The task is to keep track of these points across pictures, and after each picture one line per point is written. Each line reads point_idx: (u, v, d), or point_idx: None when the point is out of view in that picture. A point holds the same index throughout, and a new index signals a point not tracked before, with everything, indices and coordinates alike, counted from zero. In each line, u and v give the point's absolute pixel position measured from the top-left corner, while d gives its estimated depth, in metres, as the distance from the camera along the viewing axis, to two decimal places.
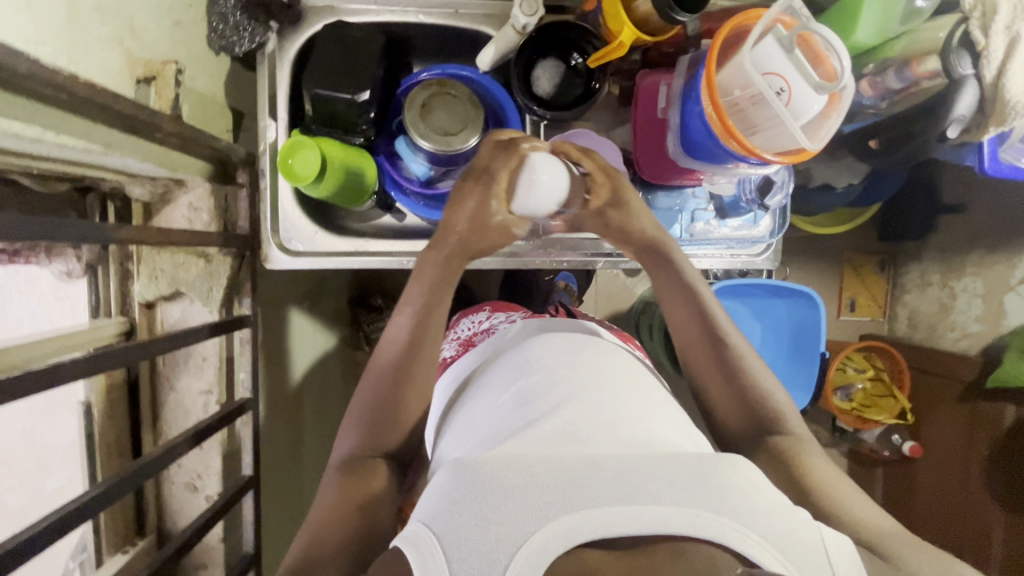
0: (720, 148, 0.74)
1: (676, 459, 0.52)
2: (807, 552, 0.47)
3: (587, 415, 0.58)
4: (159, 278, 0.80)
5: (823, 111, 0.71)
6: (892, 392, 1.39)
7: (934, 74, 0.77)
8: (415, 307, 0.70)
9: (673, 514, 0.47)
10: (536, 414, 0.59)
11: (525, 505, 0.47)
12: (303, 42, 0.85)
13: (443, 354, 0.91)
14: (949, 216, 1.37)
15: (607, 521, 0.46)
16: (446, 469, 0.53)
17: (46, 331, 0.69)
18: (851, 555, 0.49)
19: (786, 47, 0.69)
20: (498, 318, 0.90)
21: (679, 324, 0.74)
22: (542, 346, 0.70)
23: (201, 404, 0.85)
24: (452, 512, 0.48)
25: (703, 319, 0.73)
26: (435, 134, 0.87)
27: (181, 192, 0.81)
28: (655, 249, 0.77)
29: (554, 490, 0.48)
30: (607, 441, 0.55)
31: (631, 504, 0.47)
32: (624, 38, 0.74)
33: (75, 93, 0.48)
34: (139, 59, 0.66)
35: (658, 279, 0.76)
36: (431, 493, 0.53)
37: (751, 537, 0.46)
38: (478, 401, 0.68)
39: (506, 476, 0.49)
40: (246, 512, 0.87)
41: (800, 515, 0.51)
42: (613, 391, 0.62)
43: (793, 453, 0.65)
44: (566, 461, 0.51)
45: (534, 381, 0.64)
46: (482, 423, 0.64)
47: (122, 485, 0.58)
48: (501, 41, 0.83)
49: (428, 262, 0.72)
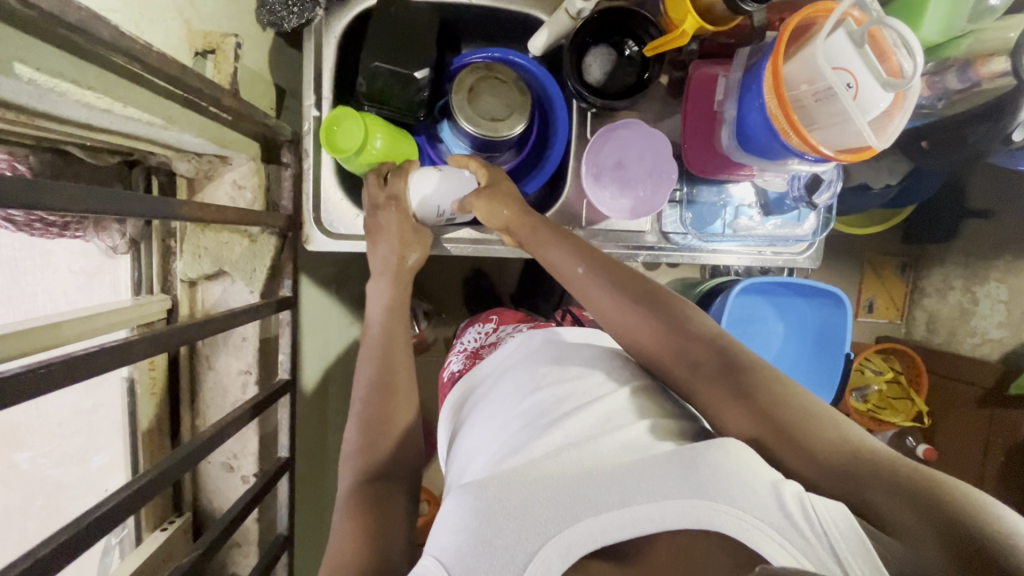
0: (779, 143, 0.73)
1: (661, 457, 0.52)
2: (797, 522, 0.44)
3: (587, 427, 0.59)
4: (203, 257, 0.79)
5: (888, 109, 0.69)
6: (909, 395, 1.38)
7: (998, 75, 0.75)
8: (378, 309, 0.79)
9: (666, 506, 0.48)
10: (532, 429, 0.60)
11: (527, 527, 0.48)
12: (352, 18, 0.82)
13: (449, 367, 0.93)
14: (976, 220, 1.35)
15: (609, 526, 0.48)
16: (454, 495, 0.54)
17: (91, 306, 0.68)
18: (846, 515, 0.44)
19: (857, 43, 0.67)
20: (506, 330, 0.92)
21: (578, 287, 0.72)
22: (538, 359, 0.71)
23: (239, 384, 0.84)
24: (460, 542, 0.49)
25: (591, 268, 0.71)
26: (482, 118, 0.85)
27: (226, 168, 0.79)
28: (536, 226, 0.76)
29: (555, 506, 0.49)
30: (608, 447, 0.56)
31: (628, 505, 0.48)
32: (687, 26, 0.72)
33: (148, 64, 0.47)
34: (198, 31, 0.64)
35: (542, 249, 0.75)
36: (442, 524, 0.53)
37: (745, 520, 0.45)
38: (480, 418, 0.69)
39: (506, 501, 0.50)
40: (280, 495, 0.87)
41: (790, 487, 0.47)
42: (614, 397, 0.62)
43: (755, 381, 0.58)
44: (563, 476, 0.52)
45: (532, 395, 0.65)
46: (485, 441, 0.65)
47: (178, 466, 0.58)
48: (554, 26, 0.80)
49: (379, 289, 0.80)
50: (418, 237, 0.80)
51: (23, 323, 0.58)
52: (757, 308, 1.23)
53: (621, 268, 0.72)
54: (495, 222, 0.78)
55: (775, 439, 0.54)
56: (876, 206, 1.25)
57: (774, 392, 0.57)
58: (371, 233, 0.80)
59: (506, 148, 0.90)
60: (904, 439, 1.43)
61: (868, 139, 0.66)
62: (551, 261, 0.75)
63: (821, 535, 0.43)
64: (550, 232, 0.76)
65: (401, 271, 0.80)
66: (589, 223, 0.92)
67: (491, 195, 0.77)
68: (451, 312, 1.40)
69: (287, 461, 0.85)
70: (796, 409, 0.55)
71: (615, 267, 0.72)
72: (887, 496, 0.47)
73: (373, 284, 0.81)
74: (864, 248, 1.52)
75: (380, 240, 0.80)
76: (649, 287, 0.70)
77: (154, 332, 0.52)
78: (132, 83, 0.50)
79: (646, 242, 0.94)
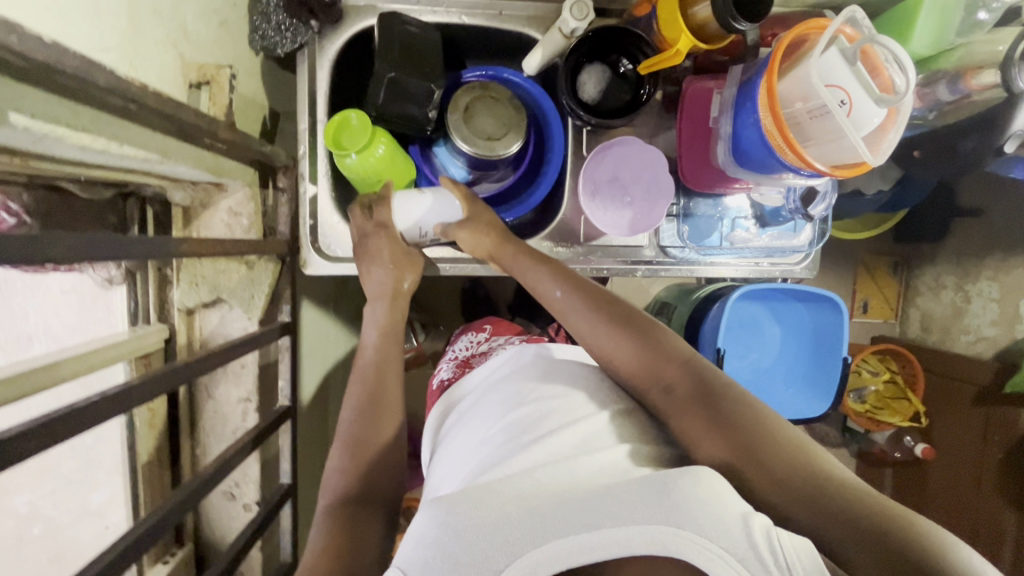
0: (774, 159, 0.73)
1: (638, 480, 0.51)
2: (765, 558, 0.43)
3: (567, 446, 0.58)
4: (200, 285, 0.79)
5: (882, 124, 0.69)
6: (905, 394, 1.40)
7: (988, 87, 0.76)
8: (374, 333, 0.79)
9: (632, 532, 0.46)
10: (511, 446, 0.59)
11: (495, 544, 0.47)
12: (343, 43, 0.83)
13: (440, 374, 0.92)
14: (967, 219, 1.36)
15: (576, 549, 0.46)
16: (427, 510, 0.53)
17: (88, 341, 0.68)
18: (810, 550, 0.44)
19: (850, 60, 0.67)
20: (498, 339, 0.92)
21: (558, 308, 0.73)
22: (523, 377, 0.71)
23: (240, 411, 0.84)
24: (427, 557, 0.48)
25: (568, 291, 0.73)
26: (478, 138, 0.85)
27: (221, 196, 0.79)
28: (515, 250, 0.78)
29: (524, 525, 0.48)
30: (586, 468, 0.55)
31: (597, 529, 0.47)
32: (681, 46, 0.73)
33: (145, 104, 0.47)
34: (192, 63, 0.64)
35: (522, 273, 0.77)
36: (410, 535, 0.53)
37: (710, 550, 0.44)
38: (460, 436, 0.69)
39: (477, 517, 0.49)
40: (283, 520, 0.87)
41: (758, 519, 0.46)
42: (595, 420, 0.61)
43: (725, 405, 0.59)
44: (537, 494, 0.51)
45: (513, 413, 0.64)
46: (462, 458, 0.65)
47: (182, 506, 0.57)
48: (548, 45, 0.81)
49: (376, 312, 0.80)
50: (411, 261, 0.81)
51: (19, 365, 0.57)
52: (754, 313, 1.23)
53: (601, 290, 0.73)
54: (481, 252, 0.81)
55: (742, 464, 0.55)
56: (869, 210, 1.25)
57: (744, 419, 0.57)
58: (361, 257, 0.81)
59: (502, 167, 0.90)
60: (903, 438, 1.42)
61: (864, 155, 0.66)
62: (533, 282, 0.76)
63: (784, 570, 0.42)
64: (532, 255, 0.77)
65: (399, 295, 0.80)
66: (586, 239, 0.92)
67: (472, 224, 0.80)
68: (449, 324, 1.39)
69: (289, 487, 0.84)
70: (771, 435, 0.56)
71: (593, 290, 0.73)
72: (847, 526, 0.48)
73: (371, 309, 0.81)
74: (858, 249, 1.53)
75: (373, 265, 0.80)
76: (630, 310, 0.71)
77: (154, 372, 0.51)
78: (126, 122, 0.50)
79: (644, 256, 0.94)
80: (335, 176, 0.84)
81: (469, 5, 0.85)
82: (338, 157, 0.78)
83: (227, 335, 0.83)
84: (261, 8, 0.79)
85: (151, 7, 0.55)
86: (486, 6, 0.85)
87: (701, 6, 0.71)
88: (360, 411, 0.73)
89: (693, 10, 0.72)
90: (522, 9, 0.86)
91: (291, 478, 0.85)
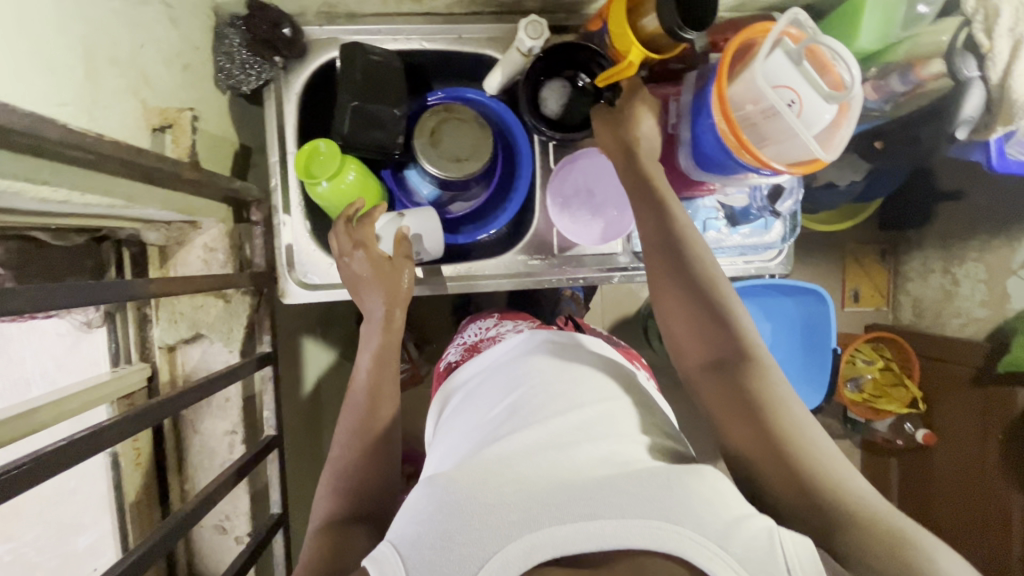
0: (733, 162, 0.75)
1: (642, 475, 0.52)
2: (769, 559, 0.46)
3: (569, 432, 0.59)
4: (179, 322, 0.81)
5: (834, 120, 0.71)
6: (902, 381, 1.39)
7: (937, 76, 0.80)
8: (368, 357, 0.77)
9: (631, 526, 0.47)
10: (515, 428, 0.60)
11: (490, 527, 0.48)
12: (309, 75, 0.85)
13: (448, 357, 0.90)
14: (948, 203, 1.37)
15: (570, 537, 0.47)
16: (424, 488, 0.55)
17: (69, 384, 0.69)
18: (810, 553, 0.47)
19: (795, 60, 0.69)
20: (505, 326, 0.88)
21: (653, 272, 0.70)
22: (530, 361, 0.70)
23: (226, 444, 0.85)
24: (419, 533, 0.49)
25: (666, 245, 0.70)
26: (446, 160, 0.88)
27: (195, 233, 0.80)
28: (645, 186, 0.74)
29: (521, 509, 0.49)
30: (587, 458, 0.56)
31: (594, 518, 0.48)
32: (632, 58, 0.75)
33: (101, 153, 0.48)
34: (154, 108, 0.66)
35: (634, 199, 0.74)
36: (405, 511, 0.54)
37: (707, 548, 0.46)
38: (471, 411, 0.68)
39: (473, 498, 0.50)
40: (276, 551, 0.87)
41: (762, 522, 0.49)
42: (599, 407, 0.62)
43: (771, 403, 0.61)
44: (538, 482, 0.52)
45: (518, 395, 0.65)
46: (459, 440, 0.66)
47: (164, 542, 0.58)
48: (507, 65, 0.84)
49: (370, 336, 0.78)
50: (394, 275, 0.79)
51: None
52: None
53: (713, 266, 0.69)
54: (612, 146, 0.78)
55: (772, 455, 0.58)
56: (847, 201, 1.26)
57: (788, 427, 0.59)
58: (358, 289, 0.79)
59: (474, 185, 0.91)
60: (902, 425, 1.42)
61: (816, 152, 0.67)
62: (646, 229, 0.72)
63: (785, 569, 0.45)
64: (645, 199, 0.73)
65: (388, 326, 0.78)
66: (561, 250, 0.94)
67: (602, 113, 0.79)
68: (441, 342, 1.40)
69: (279, 516, 0.84)
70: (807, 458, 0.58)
71: (692, 247, 0.70)
72: (862, 542, 0.51)
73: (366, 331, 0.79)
74: (845, 239, 1.53)
75: (366, 294, 0.79)
76: (729, 296, 0.68)
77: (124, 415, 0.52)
78: (84, 170, 0.52)
79: (619, 263, 0.94)
80: (309, 206, 0.86)
81: (429, 31, 0.88)
82: (309, 186, 0.79)
83: (210, 369, 0.84)
84: (224, 48, 0.81)
85: (108, 59, 0.57)
86: (446, 31, 0.88)
87: (651, 18, 0.71)
88: (355, 431, 0.73)
89: (642, 23, 0.73)
90: (482, 31, 0.89)
91: (281, 508, 0.85)
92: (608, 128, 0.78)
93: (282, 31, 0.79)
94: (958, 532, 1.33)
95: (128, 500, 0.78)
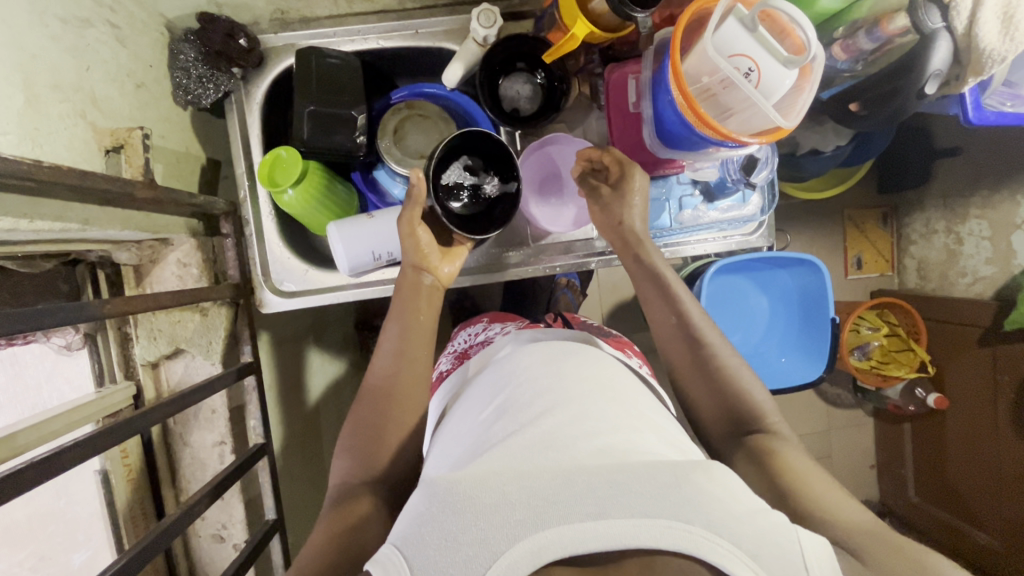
0: (696, 136, 0.73)
1: (644, 469, 0.48)
2: (785, 552, 0.43)
3: (565, 426, 0.54)
4: (158, 338, 0.82)
5: (796, 84, 0.68)
6: (909, 345, 1.34)
7: (905, 30, 0.75)
8: (379, 365, 0.74)
9: (640, 524, 0.43)
10: (510, 428, 0.55)
11: (498, 525, 0.44)
12: (268, 84, 0.84)
13: (439, 367, 0.89)
14: (946, 159, 1.32)
15: (578, 536, 0.43)
16: (422, 488, 0.51)
17: (55, 404, 0.72)
18: (831, 559, 0.44)
19: (750, 27, 0.66)
20: (494, 329, 0.88)
21: (679, 368, 0.73)
22: (520, 359, 0.66)
23: (216, 454, 0.87)
24: (422, 532, 0.45)
25: (683, 329, 0.73)
26: (411, 158, 0.89)
27: (168, 250, 0.81)
28: (657, 277, 0.77)
29: (527, 507, 0.45)
30: (584, 453, 0.51)
31: (604, 518, 0.43)
32: (577, 30, 0.72)
33: (41, 179, 0.49)
34: (104, 129, 0.67)
35: (638, 284, 0.78)
36: (406, 513, 0.50)
37: (720, 544, 0.42)
38: (465, 411, 0.64)
39: (476, 496, 0.46)
40: (273, 554, 0.89)
41: (774, 516, 0.47)
42: (590, 401, 0.57)
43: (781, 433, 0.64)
44: (538, 476, 0.48)
45: (509, 393, 0.60)
46: (450, 445, 0.60)
47: (148, 550, 0.60)
48: (464, 56, 0.82)
49: (388, 338, 0.75)
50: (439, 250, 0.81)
51: None
52: (733, 286, 1.22)
53: (730, 359, 0.71)
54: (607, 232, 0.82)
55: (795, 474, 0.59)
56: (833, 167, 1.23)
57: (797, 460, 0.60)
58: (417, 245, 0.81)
59: None
60: (913, 389, 1.36)
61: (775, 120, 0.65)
62: (656, 323, 0.76)
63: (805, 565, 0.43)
64: (664, 299, 0.75)
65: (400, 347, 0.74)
66: (535, 239, 0.93)
67: (607, 205, 0.81)
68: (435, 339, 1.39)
69: (274, 522, 0.86)
70: None
71: (705, 331, 0.73)
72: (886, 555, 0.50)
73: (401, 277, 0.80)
74: (843, 205, 1.48)
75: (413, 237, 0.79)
76: (736, 373, 0.71)
77: (89, 434, 0.54)
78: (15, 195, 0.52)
79: (595, 248, 0.93)
80: (281, 215, 0.86)
81: (384, 29, 0.86)
82: (275, 194, 0.78)
83: (193, 381, 0.85)
84: (181, 64, 0.82)
85: (50, 85, 0.58)
86: (401, 27, 0.86)
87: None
88: None
89: (592, 6, 0.74)
90: (438, 24, 0.87)
91: (274, 514, 0.86)
92: (613, 223, 0.81)
93: (237, 41, 0.79)
94: (974, 499, 1.30)
95: (122, 515, 0.81)
